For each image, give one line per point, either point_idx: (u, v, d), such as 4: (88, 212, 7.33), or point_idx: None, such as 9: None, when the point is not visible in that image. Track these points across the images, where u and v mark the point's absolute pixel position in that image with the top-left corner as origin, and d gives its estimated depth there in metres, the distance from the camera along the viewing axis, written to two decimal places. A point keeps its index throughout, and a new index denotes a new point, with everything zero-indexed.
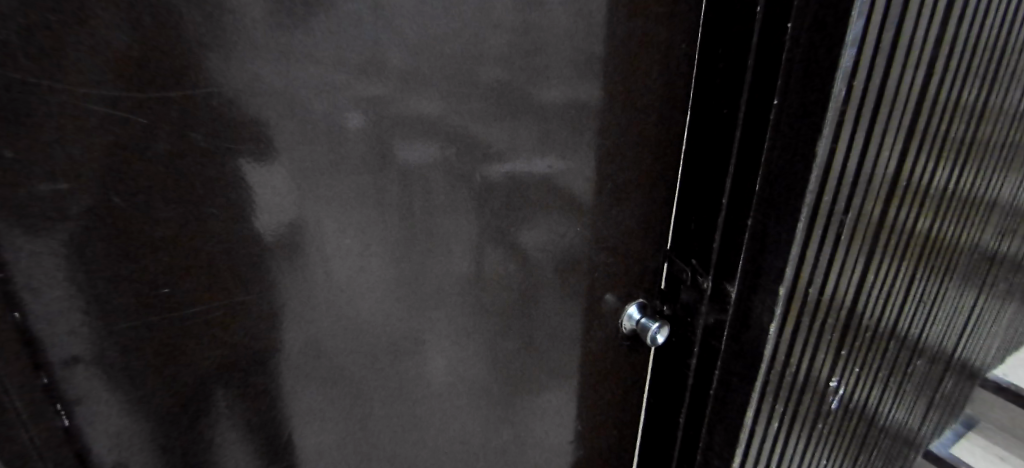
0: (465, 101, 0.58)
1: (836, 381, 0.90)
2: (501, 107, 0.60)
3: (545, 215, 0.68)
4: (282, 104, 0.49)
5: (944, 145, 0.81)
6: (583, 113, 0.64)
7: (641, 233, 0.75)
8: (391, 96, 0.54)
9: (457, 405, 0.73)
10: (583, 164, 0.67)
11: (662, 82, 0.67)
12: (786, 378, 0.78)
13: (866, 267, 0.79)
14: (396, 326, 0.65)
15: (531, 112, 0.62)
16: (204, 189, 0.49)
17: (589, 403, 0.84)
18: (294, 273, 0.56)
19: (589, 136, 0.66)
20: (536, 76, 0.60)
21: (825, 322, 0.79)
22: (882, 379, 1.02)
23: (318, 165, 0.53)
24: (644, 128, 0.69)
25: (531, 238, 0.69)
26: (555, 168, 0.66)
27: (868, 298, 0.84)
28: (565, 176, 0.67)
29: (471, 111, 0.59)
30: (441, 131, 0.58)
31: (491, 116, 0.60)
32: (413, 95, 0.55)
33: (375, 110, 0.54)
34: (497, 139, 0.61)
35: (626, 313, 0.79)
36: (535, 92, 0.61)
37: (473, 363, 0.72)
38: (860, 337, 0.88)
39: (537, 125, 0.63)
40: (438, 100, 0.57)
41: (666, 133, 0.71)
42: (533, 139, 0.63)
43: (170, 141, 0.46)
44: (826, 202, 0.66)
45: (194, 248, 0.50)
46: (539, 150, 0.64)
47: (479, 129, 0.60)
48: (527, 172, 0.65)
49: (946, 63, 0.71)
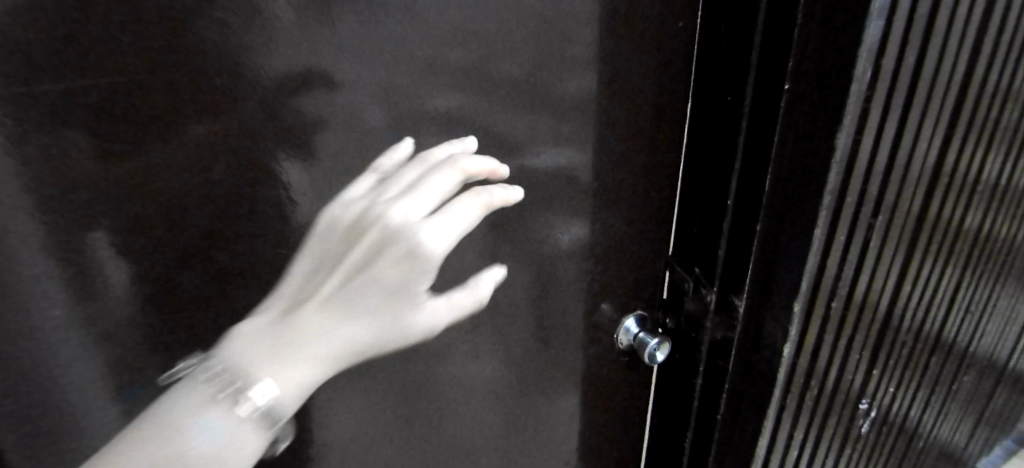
0: (489, 92, 0.52)
1: (867, 402, 0.80)
2: (524, 99, 0.54)
3: (559, 217, 0.61)
4: (194, 97, 0.41)
5: (994, 134, 0.70)
6: (578, 105, 0.57)
7: (639, 238, 0.67)
8: (410, 86, 0.48)
9: (476, 423, 0.68)
10: (584, 159, 0.60)
11: (656, 67, 0.59)
12: (808, 402, 0.69)
13: (899, 279, 0.70)
14: (430, 343, 0.59)
15: (549, 104, 0.55)
16: (107, 203, 0.41)
17: (588, 421, 0.77)
18: (231, 297, 0.48)
19: (578, 129, 0.58)
20: (517, 64, 0.52)
21: (853, 339, 0.69)
22: (922, 396, 0.92)
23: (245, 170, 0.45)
24: (638, 120, 0.61)
25: (547, 239, 0.62)
26: (567, 161, 0.59)
27: (903, 311, 0.74)
28: (573, 171, 0.60)
29: (439, 107, 0.50)
30: (463, 123, 0.52)
31: (513, 109, 0.54)
32: (436, 86, 0.49)
33: (400, 101, 0.48)
34: (518, 132, 0.55)
35: (622, 326, 0.72)
36: (552, 82, 0.54)
37: (460, 385, 0.65)
38: (894, 354, 0.78)
39: (552, 118, 0.56)
40: (461, 92, 0.51)
41: (665, 126, 0.62)
42: (546, 133, 0.56)
43: (41, 144, 0.37)
44: (858, 209, 0.56)
45: (105, 273, 0.43)
46: (548, 142, 0.57)
47: (483, 122, 0.53)
48: (547, 165, 0.58)
49: (996, 39, 0.61)
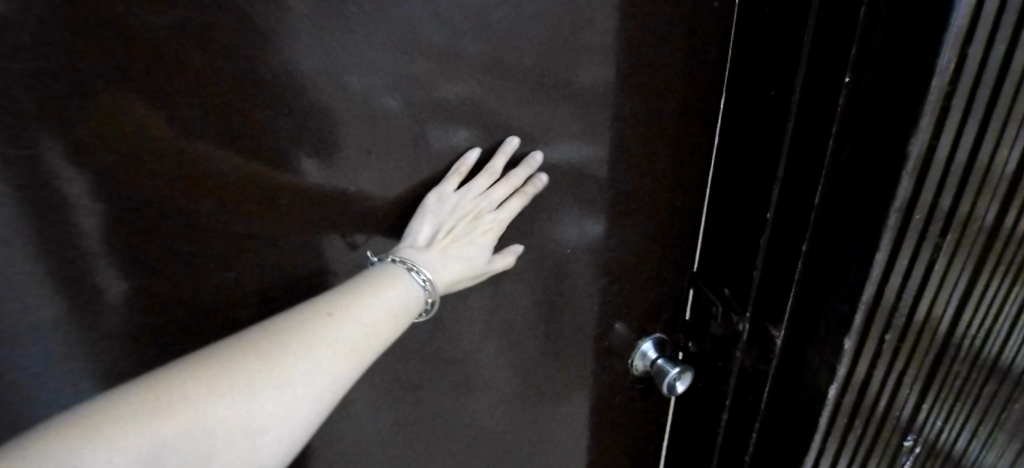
0: (507, 79, 0.45)
1: (913, 437, 0.71)
2: (546, 89, 0.47)
3: (573, 217, 0.54)
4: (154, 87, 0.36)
5: None
6: (600, 96, 0.49)
7: (659, 247, 0.60)
8: (424, 75, 0.42)
9: (478, 446, 0.65)
10: (602, 157, 0.52)
11: (683, 54, 0.50)
12: (849, 442, 0.60)
13: (962, 304, 0.60)
14: (436, 360, 0.56)
15: (572, 95, 0.48)
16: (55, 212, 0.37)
17: (596, 442, 0.72)
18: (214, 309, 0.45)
19: (597, 122, 0.50)
20: (528, 48, 0.44)
21: (905, 373, 0.59)
22: (973, 424, 0.82)
23: (223, 163, 0.40)
24: (659, 116, 0.52)
25: (558, 241, 0.55)
26: (587, 157, 0.51)
27: (963, 338, 0.64)
28: (592, 168, 0.52)
29: (452, 95, 0.44)
30: (477, 112, 0.46)
31: (535, 99, 0.47)
32: (450, 73, 0.43)
33: (413, 89, 0.43)
34: (532, 125, 0.48)
35: (639, 349, 0.65)
36: (575, 71, 0.47)
37: (469, 407, 0.61)
38: (949, 384, 0.68)
39: (574, 110, 0.49)
40: (475, 79, 0.44)
41: (693, 122, 0.54)
42: (563, 128, 0.49)
43: None
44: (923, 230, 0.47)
45: (72, 296, 0.40)
46: (566, 137, 0.50)
47: (498, 111, 0.46)
48: (568, 158, 0.51)
49: None
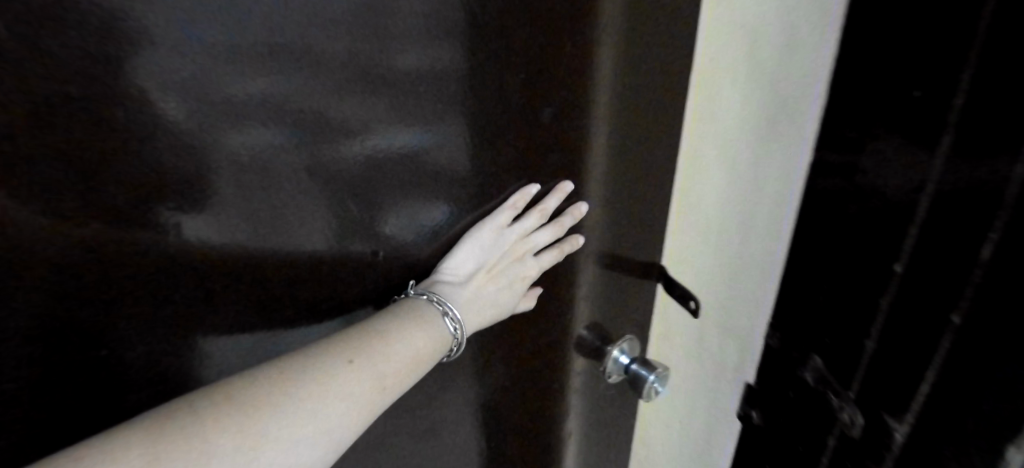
0: (288, 66, 0.36)
1: None
2: (348, 70, 0.38)
3: (397, 211, 0.46)
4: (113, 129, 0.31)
5: None
6: (427, 70, 0.42)
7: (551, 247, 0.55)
8: (209, 70, 0.33)
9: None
10: (452, 135, 0.45)
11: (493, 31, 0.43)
12: None
13: None
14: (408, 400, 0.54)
15: (378, 76, 0.40)
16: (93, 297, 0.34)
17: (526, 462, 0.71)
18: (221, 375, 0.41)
19: (440, 103, 0.43)
20: (302, 22, 0.35)
21: None
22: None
23: (81, 205, 0.32)
24: (477, 103, 0.45)
25: (386, 229, 0.46)
26: (423, 143, 0.44)
27: None
28: (434, 152, 0.45)
29: (244, 93, 0.35)
30: (275, 108, 0.36)
31: (344, 88, 0.39)
32: (242, 66, 0.34)
33: (190, 90, 0.33)
34: (348, 114, 0.39)
35: (612, 355, 0.68)
36: (387, 52, 0.39)
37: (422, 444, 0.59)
38: None
39: (385, 94, 0.41)
40: (271, 72, 0.35)
41: (530, 100, 0.48)
42: (379, 114, 0.41)
43: None
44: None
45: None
46: (388, 123, 0.42)
47: (305, 106, 0.37)
48: (397, 147, 0.43)
49: None
